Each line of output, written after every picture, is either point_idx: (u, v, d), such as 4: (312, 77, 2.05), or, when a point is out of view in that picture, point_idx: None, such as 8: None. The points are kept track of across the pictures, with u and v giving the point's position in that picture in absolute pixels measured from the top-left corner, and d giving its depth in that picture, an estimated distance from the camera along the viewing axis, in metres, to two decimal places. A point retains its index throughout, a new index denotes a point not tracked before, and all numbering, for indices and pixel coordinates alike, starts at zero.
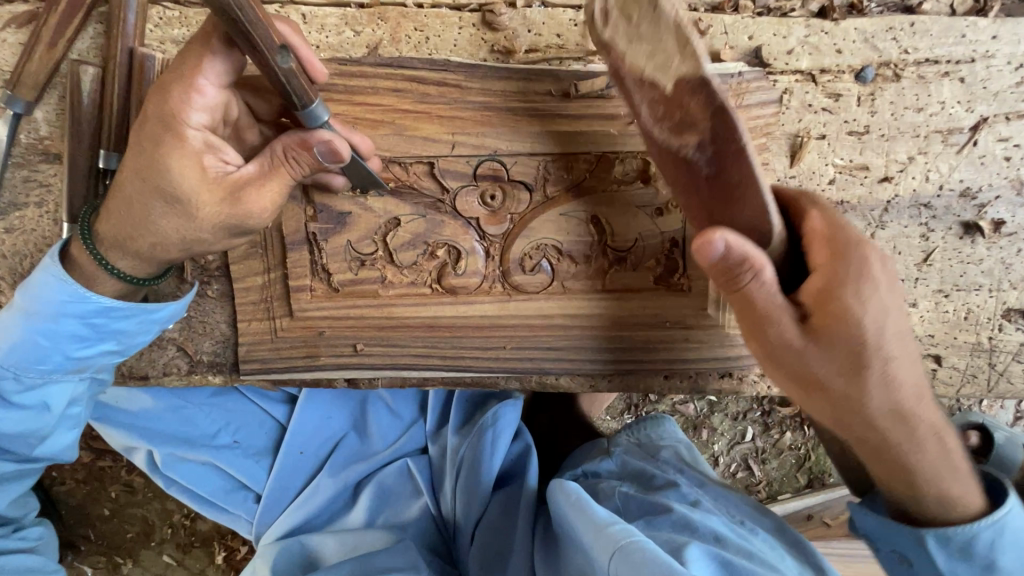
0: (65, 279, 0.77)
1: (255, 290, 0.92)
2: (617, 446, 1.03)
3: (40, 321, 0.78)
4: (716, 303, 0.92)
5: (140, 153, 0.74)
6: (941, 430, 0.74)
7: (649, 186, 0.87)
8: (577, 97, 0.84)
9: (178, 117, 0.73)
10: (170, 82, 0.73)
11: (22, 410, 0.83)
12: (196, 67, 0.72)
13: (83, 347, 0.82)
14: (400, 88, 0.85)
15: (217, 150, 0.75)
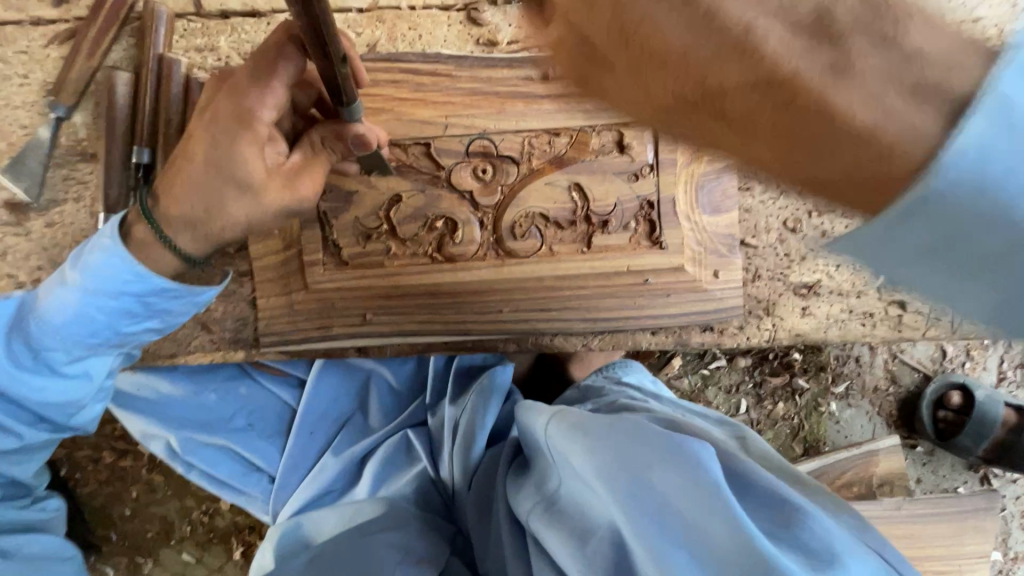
0: (121, 263, 0.84)
1: (272, 268, 1.02)
2: (583, 380, 1.12)
3: (96, 299, 0.85)
4: (694, 259, 1.01)
5: (216, 146, 0.82)
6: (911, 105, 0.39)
7: (624, 155, 0.97)
8: (555, 79, 0.96)
9: (250, 114, 0.82)
10: (247, 83, 0.82)
11: (67, 378, 0.92)
12: (268, 72, 0.81)
13: (129, 324, 0.90)
14: (398, 79, 0.96)
15: (276, 142, 0.84)
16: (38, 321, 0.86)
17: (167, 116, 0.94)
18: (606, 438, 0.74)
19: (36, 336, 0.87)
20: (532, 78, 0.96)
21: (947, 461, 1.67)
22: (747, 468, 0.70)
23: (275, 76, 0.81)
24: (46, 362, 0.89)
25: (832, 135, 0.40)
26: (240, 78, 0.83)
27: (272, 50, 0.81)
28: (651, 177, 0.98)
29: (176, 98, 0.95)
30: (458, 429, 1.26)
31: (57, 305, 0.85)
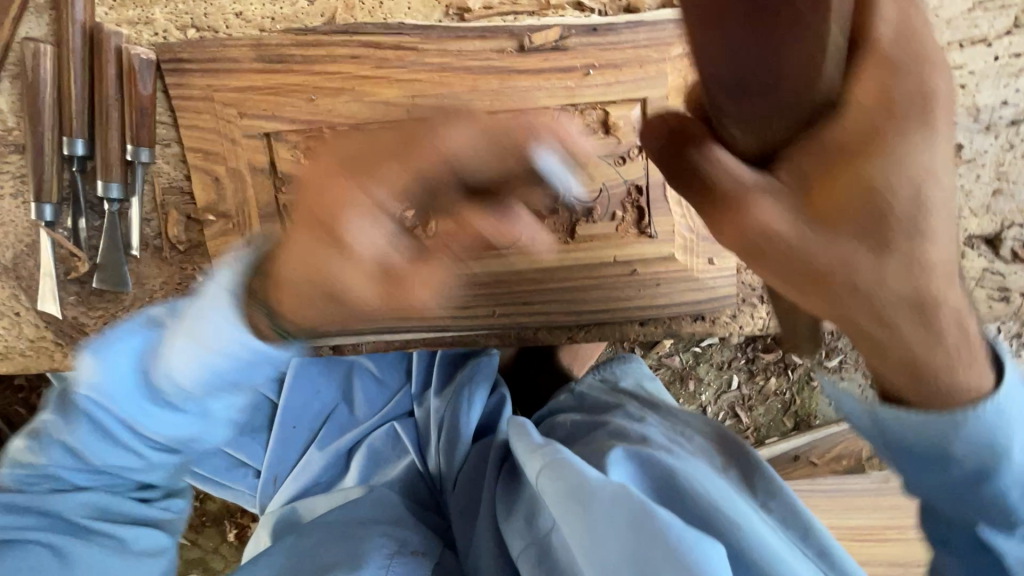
0: (222, 311, 0.82)
1: (234, 266, 0.95)
2: (576, 387, 1.04)
3: (217, 338, 0.81)
4: (686, 247, 0.94)
5: (429, 191, 0.83)
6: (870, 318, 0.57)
7: (610, 137, 0.89)
8: (532, 50, 0.86)
9: (461, 215, 0.84)
10: (500, 134, 0.81)
11: (184, 418, 0.86)
12: (489, 141, 0.81)
13: (240, 371, 0.83)
14: (358, 54, 0.86)
15: (469, 207, 0.84)
16: (87, 392, 0.83)
17: (102, 98, 0.85)
18: (607, 525, 0.69)
19: (142, 380, 0.83)
20: (507, 50, 0.86)
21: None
22: (752, 556, 0.67)
23: (476, 181, 0.83)
24: (92, 420, 0.85)
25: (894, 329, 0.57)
26: (454, 118, 0.82)
27: (489, 132, 0.81)
28: (639, 160, 0.90)
29: (108, 78, 0.85)
30: (443, 422, 1.23)
31: (178, 357, 0.81)
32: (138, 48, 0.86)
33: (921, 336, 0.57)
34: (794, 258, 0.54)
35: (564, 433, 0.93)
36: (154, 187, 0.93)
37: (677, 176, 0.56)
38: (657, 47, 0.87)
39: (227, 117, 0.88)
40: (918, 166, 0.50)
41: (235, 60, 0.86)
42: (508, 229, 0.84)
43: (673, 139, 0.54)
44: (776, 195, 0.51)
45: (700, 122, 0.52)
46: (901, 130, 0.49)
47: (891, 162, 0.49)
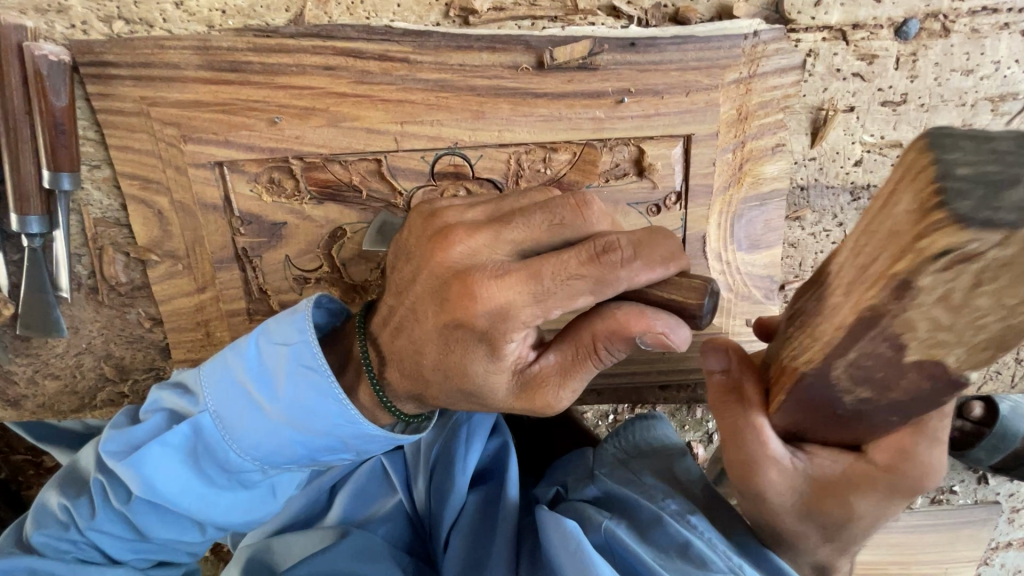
0: (312, 351, 0.67)
1: (186, 315, 0.80)
2: (600, 472, 0.90)
3: (310, 414, 0.68)
4: (721, 309, 0.81)
5: (462, 337, 0.58)
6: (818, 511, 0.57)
7: (643, 180, 0.74)
8: (553, 69, 0.68)
9: (489, 345, 0.57)
10: (551, 282, 0.52)
11: (256, 494, 0.77)
12: (540, 298, 0.53)
13: (332, 450, 0.73)
14: (332, 65, 0.68)
15: (500, 358, 0.58)
16: (139, 472, 0.71)
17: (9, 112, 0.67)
18: None
19: (210, 451, 0.72)
20: (522, 68, 0.68)
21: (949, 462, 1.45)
22: None
23: (511, 336, 0.56)
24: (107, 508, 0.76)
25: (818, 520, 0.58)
26: (511, 221, 0.56)
27: (551, 225, 0.54)
28: (675, 209, 0.76)
29: (14, 86, 0.66)
30: (436, 467, 1.04)
31: (255, 430, 0.70)
32: (44, 47, 0.66)
33: (829, 535, 0.59)
34: (776, 518, 0.60)
35: (599, 537, 0.79)
36: (83, 218, 0.76)
37: (587, 293, 0.52)
38: (709, 71, 0.70)
39: (168, 140, 0.70)
40: (871, 515, 0.55)
41: (175, 66, 0.68)
42: (618, 318, 0.55)
43: (588, 273, 0.51)
44: (796, 475, 0.55)
45: (583, 252, 0.51)
46: (873, 498, 0.53)
47: (881, 492, 0.53)
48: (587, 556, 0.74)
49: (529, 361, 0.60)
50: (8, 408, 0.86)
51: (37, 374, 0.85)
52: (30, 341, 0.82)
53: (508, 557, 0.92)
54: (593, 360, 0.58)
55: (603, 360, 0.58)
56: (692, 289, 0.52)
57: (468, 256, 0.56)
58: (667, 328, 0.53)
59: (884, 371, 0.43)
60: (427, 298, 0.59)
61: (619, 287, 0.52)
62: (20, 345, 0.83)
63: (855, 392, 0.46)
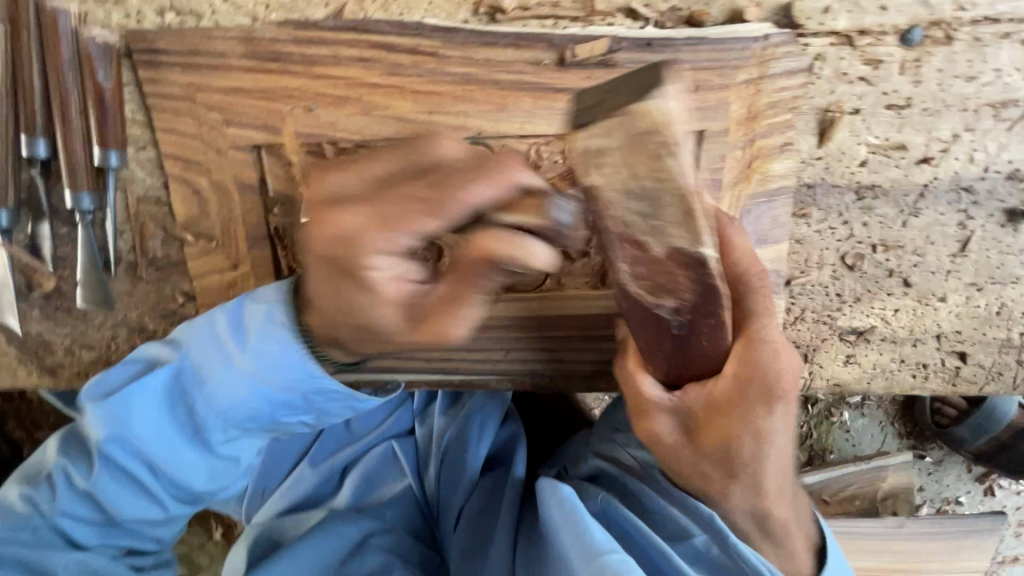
0: (283, 309, 0.73)
1: (215, 290, 0.84)
2: (596, 452, 0.92)
3: (271, 361, 0.73)
4: None
5: (336, 274, 0.59)
6: (737, 444, 0.65)
7: None
8: (573, 65, 0.73)
9: (356, 279, 0.58)
10: (393, 207, 0.54)
11: (222, 462, 0.81)
12: (390, 223, 0.54)
13: (293, 407, 0.77)
14: (367, 57, 0.73)
15: (373, 292, 0.58)
16: (116, 419, 0.76)
17: (64, 92, 0.72)
18: None
19: (183, 403, 0.76)
20: (544, 64, 0.73)
21: (955, 471, 1.38)
22: None
23: (371, 264, 0.56)
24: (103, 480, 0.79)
25: (714, 466, 0.68)
26: (373, 159, 0.58)
27: (412, 153, 0.56)
28: None
29: (69, 66, 0.72)
30: (448, 451, 1.08)
31: (219, 383, 0.74)
32: (96, 31, 0.73)
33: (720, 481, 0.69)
34: (679, 457, 0.69)
35: (596, 506, 0.82)
36: (127, 196, 0.81)
37: (430, 213, 0.53)
38: (721, 71, 0.74)
39: (212, 122, 0.76)
40: (753, 433, 0.64)
41: (222, 55, 0.73)
42: (477, 246, 0.54)
43: (429, 194, 0.53)
44: (671, 412, 0.67)
45: (428, 175, 0.54)
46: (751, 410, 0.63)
47: (759, 400, 0.63)
48: (584, 523, 0.75)
49: (416, 293, 0.60)
50: (45, 375, 0.91)
51: (74, 343, 0.89)
52: (71, 312, 0.87)
53: (508, 536, 0.94)
54: (472, 287, 0.58)
55: (479, 287, 0.58)
56: (533, 210, 0.54)
57: (334, 191, 0.58)
58: (524, 252, 0.53)
59: (653, 269, 0.56)
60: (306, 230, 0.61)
61: (456, 206, 0.52)
62: (60, 314, 0.88)
63: (663, 304, 0.59)
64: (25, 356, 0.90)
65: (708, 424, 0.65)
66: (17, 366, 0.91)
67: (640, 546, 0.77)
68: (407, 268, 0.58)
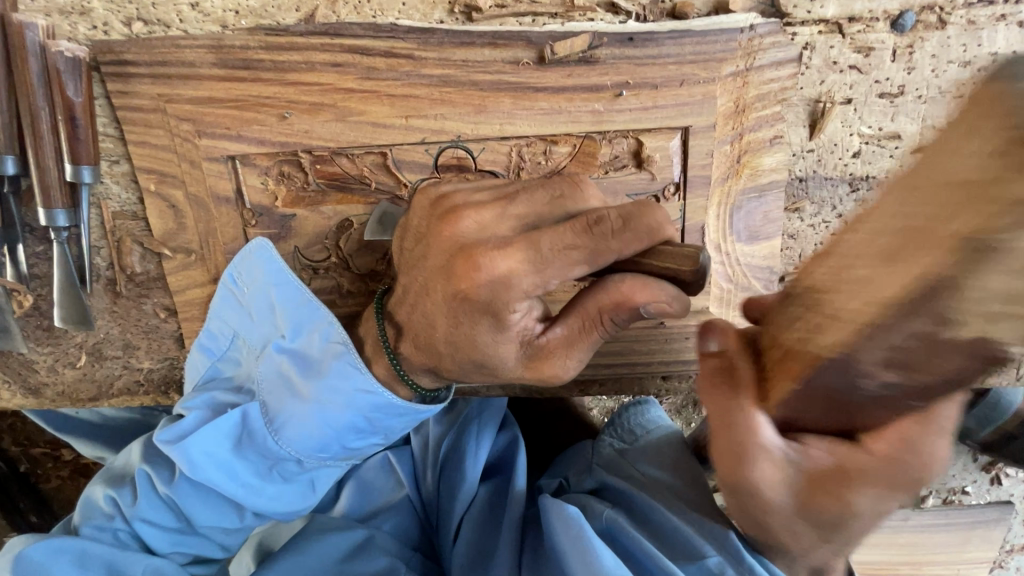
0: (338, 329, 0.70)
1: (199, 304, 0.83)
2: (598, 465, 0.90)
3: (332, 385, 0.70)
4: (722, 301, 0.82)
5: (470, 310, 0.60)
6: (836, 511, 0.53)
7: (642, 172, 0.75)
8: (554, 63, 0.71)
9: (494, 318, 0.59)
10: (547, 250, 0.54)
11: (296, 490, 0.78)
12: (539, 268, 0.55)
13: (360, 435, 0.74)
14: (340, 62, 0.70)
15: (505, 329, 0.59)
16: (187, 461, 0.72)
17: (31, 108, 0.70)
18: None
19: (254, 438, 0.74)
20: (522, 62, 0.71)
21: (960, 460, 1.36)
22: None
23: (514, 307, 0.58)
24: (154, 496, 0.79)
25: (804, 523, 0.56)
26: (516, 197, 0.59)
27: (553, 197, 0.58)
28: (675, 200, 0.77)
29: (35, 80, 0.70)
30: (443, 459, 1.06)
31: (287, 414, 0.72)
32: (62, 44, 0.70)
33: (800, 539, 0.59)
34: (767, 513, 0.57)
35: (602, 525, 0.79)
36: (103, 211, 0.79)
37: (582, 262, 0.54)
38: (706, 64, 0.71)
39: (184, 134, 0.74)
40: (868, 511, 0.53)
41: (190, 64, 0.71)
42: (621, 291, 0.55)
43: (582, 243, 0.53)
44: (780, 464, 0.52)
45: (578, 224, 0.54)
46: (868, 491, 0.51)
47: (880, 485, 0.50)
48: (591, 545, 0.73)
49: (536, 333, 0.61)
50: (29, 395, 0.90)
51: (57, 362, 0.88)
52: (53, 331, 0.86)
53: (514, 548, 0.92)
54: (598, 332, 0.59)
55: (606, 330, 0.59)
56: (680, 259, 0.52)
57: (475, 229, 0.59)
58: (666, 300, 0.53)
59: (922, 349, 0.39)
60: (432, 270, 0.62)
61: (611, 257, 0.54)
62: (40, 334, 0.86)
63: (877, 376, 0.43)
64: (9, 377, 0.89)
65: (816, 484, 0.52)
66: (1, 388, 0.90)
67: (646, 567, 0.74)
68: (532, 307, 0.60)
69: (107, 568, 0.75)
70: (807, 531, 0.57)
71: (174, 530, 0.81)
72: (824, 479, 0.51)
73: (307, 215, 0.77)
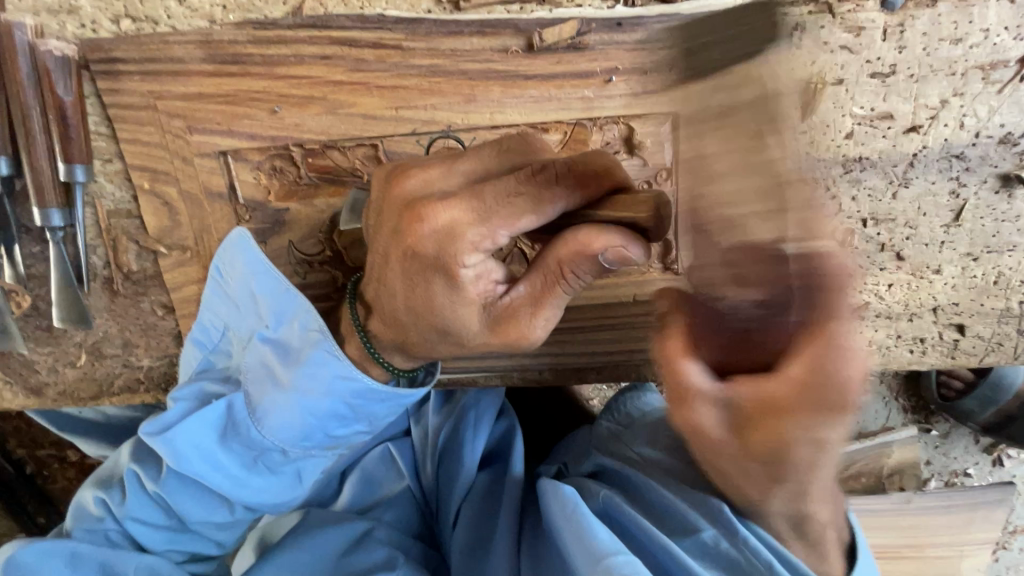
0: (316, 317, 0.70)
1: (195, 301, 0.83)
2: (595, 449, 0.90)
3: (312, 373, 0.70)
4: None
5: (422, 269, 0.60)
6: (790, 454, 0.45)
7: (634, 158, 0.75)
8: (542, 51, 0.70)
9: (446, 274, 0.59)
10: (491, 200, 0.56)
11: (282, 481, 0.78)
12: (483, 218, 0.56)
13: (342, 421, 0.73)
14: (328, 54, 0.70)
15: (459, 288, 0.59)
16: (173, 454, 0.74)
17: (22, 107, 0.70)
18: None
19: (237, 428, 0.75)
20: (511, 50, 0.71)
21: (963, 443, 1.35)
22: None
23: (463, 259, 0.58)
24: (144, 495, 0.80)
25: (756, 469, 0.49)
26: (464, 156, 0.61)
27: (500, 153, 0.61)
28: (667, 185, 0.77)
29: (25, 80, 0.70)
30: (441, 448, 1.06)
31: (270, 401, 0.72)
32: (51, 43, 0.70)
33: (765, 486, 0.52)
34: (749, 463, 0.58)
35: (597, 505, 0.80)
36: (98, 210, 0.80)
37: (529, 211, 0.55)
38: (695, 48, 0.71)
39: (175, 130, 0.74)
40: (813, 443, 0.44)
41: (179, 60, 0.71)
42: (578, 239, 0.53)
43: (526, 189, 0.55)
44: (718, 405, 0.47)
45: (522, 172, 0.55)
46: (802, 421, 0.43)
47: (809, 414, 0.42)
48: (585, 520, 0.74)
49: (498, 294, 0.60)
50: (31, 395, 0.90)
51: (57, 362, 0.89)
52: (52, 331, 0.87)
53: (510, 533, 0.92)
54: (561, 286, 0.57)
55: (571, 285, 0.57)
56: (639, 204, 0.52)
57: (424, 186, 0.61)
58: (628, 247, 0.52)
59: (767, 260, 0.42)
60: (389, 234, 0.63)
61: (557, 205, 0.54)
62: (40, 334, 0.87)
63: (791, 298, 0.45)
64: (11, 377, 0.90)
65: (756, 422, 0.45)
66: (4, 388, 0.90)
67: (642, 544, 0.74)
68: (489, 268, 0.60)
69: (100, 567, 0.77)
70: (766, 475, 0.49)
71: (167, 529, 0.82)
72: (757, 409, 0.45)
73: (300, 209, 0.77)
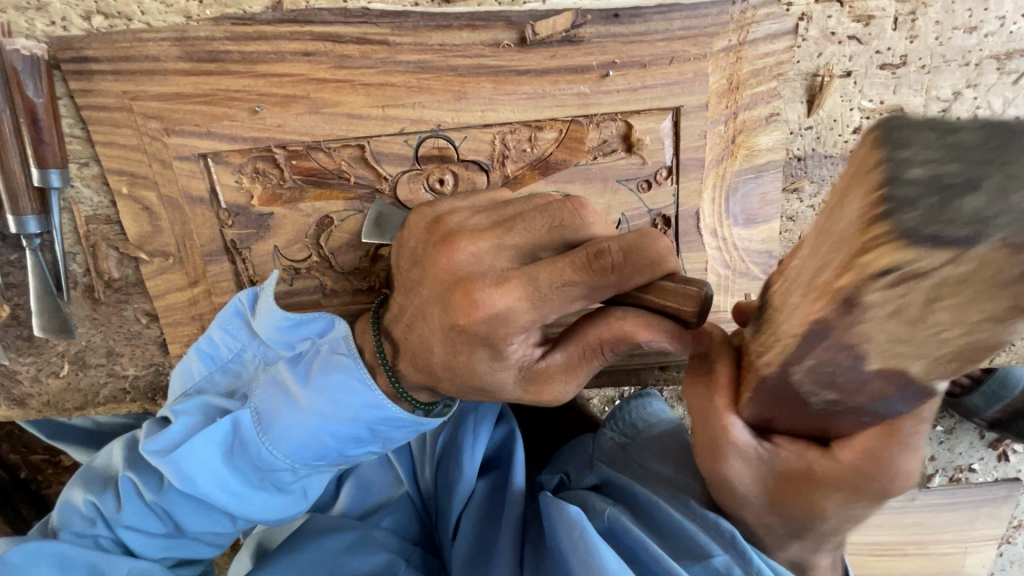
0: (346, 340, 0.69)
1: (180, 309, 0.80)
2: (599, 460, 0.87)
3: (333, 394, 0.67)
4: (721, 288, 0.79)
5: (464, 339, 0.57)
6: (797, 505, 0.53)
7: (632, 156, 0.72)
8: (536, 45, 0.67)
9: (492, 347, 0.56)
10: (547, 289, 0.52)
11: (288, 498, 0.76)
12: (538, 304, 0.52)
13: (360, 441, 0.71)
14: (311, 50, 0.67)
15: (503, 357, 0.57)
16: (176, 470, 0.70)
17: None
18: None
19: (246, 448, 0.72)
20: (503, 45, 0.67)
21: None
22: None
23: (511, 339, 0.55)
24: (140, 504, 0.77)
25: (783, 516, 0.55)
26: (513, 226, 0.56)
27: (551, 227, 0.55)
28: (668, 184, 0.74)
29: None
30: (439, 454, 1.04)
31: (286, 424, 0.69)
32: (18, 41, 0.66)
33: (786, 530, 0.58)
34: (743, 506, 0.57)
35: (602, 523, 0.76)
36: (76, 216, 0.77)
37: (581, 297, 0.52)
38: (697, 40, 0.67)
39: (153, 133, 0.70)
40: (836, 513, 0.52)
41: (155, 58, 0.67)
42: (622, 327, 0.53)
43: (581, 279, 0.51)
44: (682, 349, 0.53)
45: (577, 257, 0.50)
46: (834, 496, 0.49)
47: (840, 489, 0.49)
48: (590, 541, 0.71)
49: (535, 357, 0.59)
50: (13, 407, 0.88)
51: (40, 372, 0.86)
52: (33, 341, 0.84)
53: (513, 543, 0.89)
54: (598, 359, 0.57)
55: (607, 359, 0.57)
56: (678, 294, 0.49)
57: (472, 262, 0.56)
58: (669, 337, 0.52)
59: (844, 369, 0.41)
60: (430, 299, 0.59)
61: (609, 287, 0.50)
62: (20, 344, 0.84)
63: (819, 394, 0.44)
64: None
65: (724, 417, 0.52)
66: None
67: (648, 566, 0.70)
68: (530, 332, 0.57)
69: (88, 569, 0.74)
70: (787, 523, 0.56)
71: (162, 536, 0.79)
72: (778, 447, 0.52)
73: (286, 212, 0.74)
